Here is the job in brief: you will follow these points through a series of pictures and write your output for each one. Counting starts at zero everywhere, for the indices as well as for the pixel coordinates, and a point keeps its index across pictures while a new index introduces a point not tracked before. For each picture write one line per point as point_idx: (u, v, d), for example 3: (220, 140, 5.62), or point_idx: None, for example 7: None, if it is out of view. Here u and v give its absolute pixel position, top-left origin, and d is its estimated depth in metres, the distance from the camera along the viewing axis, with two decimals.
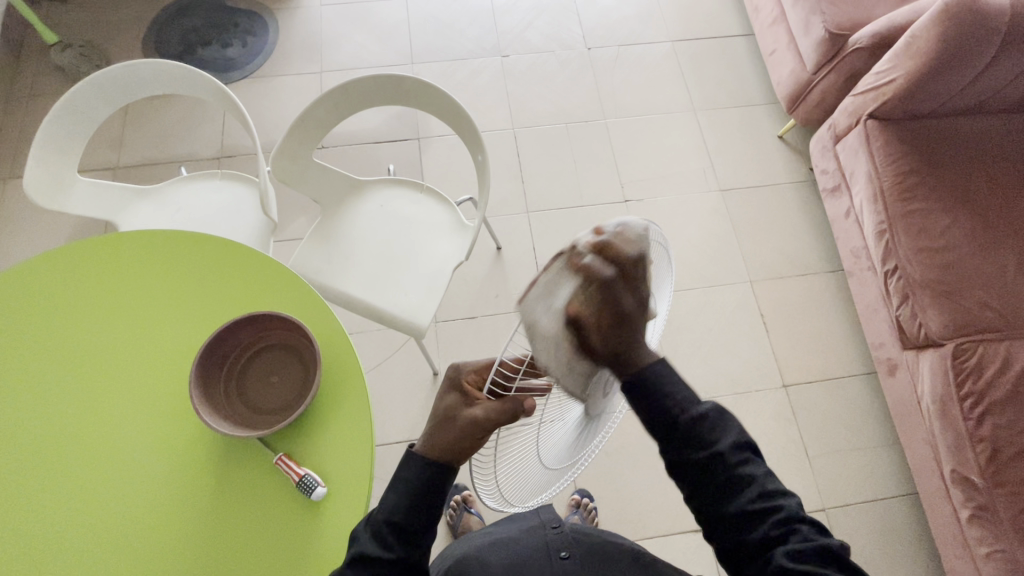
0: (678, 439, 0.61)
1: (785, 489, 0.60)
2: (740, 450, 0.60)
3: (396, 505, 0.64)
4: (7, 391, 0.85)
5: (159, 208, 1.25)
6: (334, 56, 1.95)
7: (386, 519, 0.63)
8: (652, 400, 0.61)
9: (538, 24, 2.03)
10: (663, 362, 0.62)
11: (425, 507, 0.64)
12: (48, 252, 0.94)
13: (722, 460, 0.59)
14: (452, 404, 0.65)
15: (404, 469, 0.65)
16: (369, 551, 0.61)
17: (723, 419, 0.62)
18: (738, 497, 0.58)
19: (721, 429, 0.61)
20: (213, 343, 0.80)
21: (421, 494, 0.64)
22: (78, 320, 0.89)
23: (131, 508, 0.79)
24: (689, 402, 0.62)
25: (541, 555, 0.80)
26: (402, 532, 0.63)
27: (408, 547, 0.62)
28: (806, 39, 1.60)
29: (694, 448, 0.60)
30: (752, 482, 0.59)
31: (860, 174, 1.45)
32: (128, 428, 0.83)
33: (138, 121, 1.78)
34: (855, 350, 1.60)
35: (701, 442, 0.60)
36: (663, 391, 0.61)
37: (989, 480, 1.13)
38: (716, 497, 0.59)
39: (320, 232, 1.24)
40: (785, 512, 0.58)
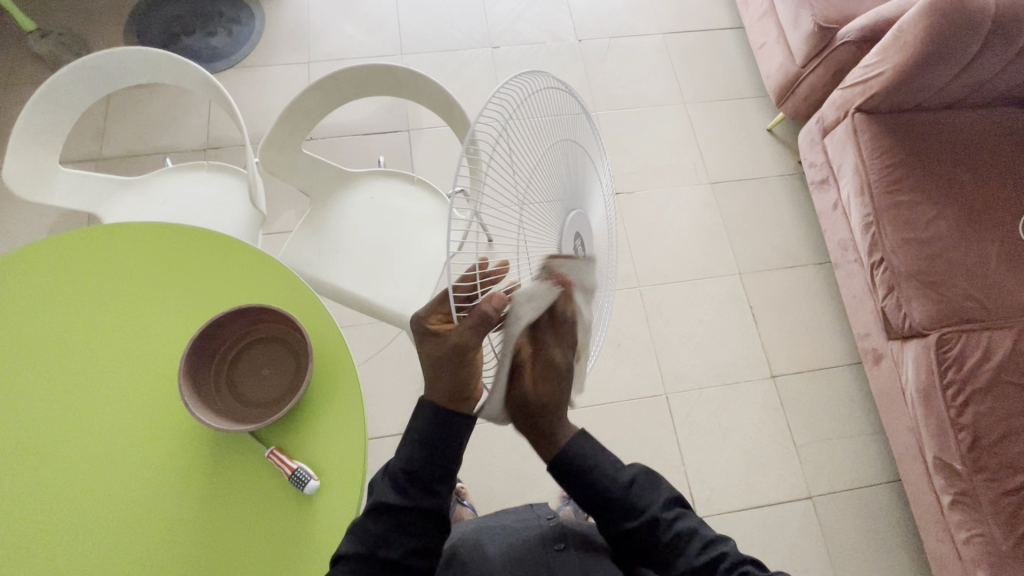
0: (623, 511, 0.77)
1: (718, 536, 0.76)
2: (671, 507, 0.78)
3: (411, 457, 0.71)
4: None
5: (144, 201, 1.23)
6: (322, 46, 1.92)
7: (403, 469, 0.71)
8: (587, 484, 0.79)
9: (528, 15, 2.02)
10: (582, 436, 0.81)
11: (437, 456, 0.71)
12: (30, 246, 0.92)
13: (659, 521, 0.75)
14: (431, 348, 0.66)
15: (415, 421, 0.72)
16: (387, 498, 0.70)
17: (650, 483, 0.80)
18: (686, 551, 0.74)
19: (651, 491, 0.79)
20: (203, 333, 0.80)
21: (434, 444, 0.71)
22: (62, 313, 0.87)
23: (121, 503, 0.79)
24: (618, 471, 0.80)
25: (535, 548, 0.80)
26: (418, 480, 0.71)
27: (423, 495, 0.71)
28: (795, 33, 1.61)
29: (627, 515, 0.77)
30: (689, 534, 0.75)
31: (847, 166, 1.46)
32: (118, 422, 0.82)
33: (120, 111, 1.74)
34: (841, 341, 1.62)
35: (632, 513, 0.77)
36: (593, 466, 0.80)
37: (969, 467, 1.16)
38: (670, 557, 0.74)
39: (309, 224, 1.23)
40: (724, 556, 0.73)
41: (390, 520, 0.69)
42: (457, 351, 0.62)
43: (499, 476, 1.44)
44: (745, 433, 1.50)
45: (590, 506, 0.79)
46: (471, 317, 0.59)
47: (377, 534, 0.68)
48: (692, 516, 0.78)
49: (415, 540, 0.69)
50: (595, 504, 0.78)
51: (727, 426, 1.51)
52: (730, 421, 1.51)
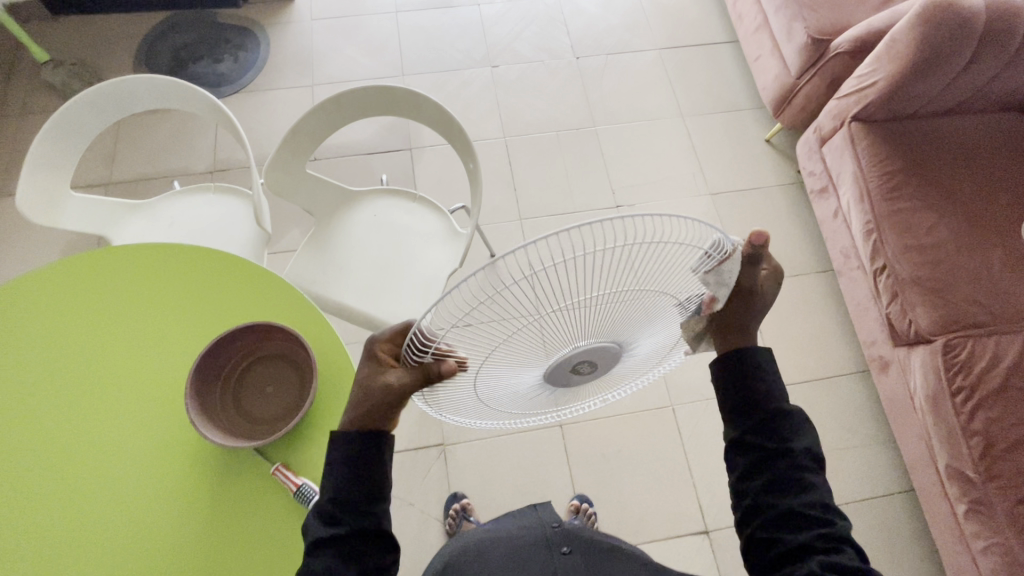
0: (762, 428, 0.68)
1: (840, 513, 0.65)
2: (810, 458, 0.66)
3: (337, 483, 0.67)
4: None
5: (152, 223, 1.25)
6: (326, 69, 1.97)
7: (330, 499, 0.66)
8: (750, 382, 0.70)
9: (526, 35, 2.06)
10: (767, 353, 0.71)
11: (359, 476, 0.67)
12: (33, 271, 0.93)
13: (790, 458, 0.66)
14: (370, 373, 0.69)
15: (331, 450, 0.68)
16: (326, 531, 0.65)
17: (805, 427, 0.68)
18: (795, 500, 0.64)
19: (802, 432, 0.68)
20: (214, 347, 0.81)
21: (357, 465, 0.67)
22: (67, 334, 0.89)
23: (129, 520, 0.79)
24: (781, 397, 0.70)
25: (541, 553, 0.82)
26: (346, 505, 0.66)
27: (358, 517, 0.66)
28: (789, 45, 1.64)
29: (772, 439, 0.67)
30: (813, 490, 0.65)
31: (846, 175, 1.47)
32: (128, 441, 0.82)
33: (130, 136, 1.79)
34: (847, 349, 1.61)
35: (778, 434, 0.67)
36: (760, 377, 0.70)
37: (983, 474, 1.14)
38: (778, 489, 0.65)
39: (313, 242, 1.25)
40: (835, 529, 0.63)
41: (337, 551, 0.64)
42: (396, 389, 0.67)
43: (505, 491, 1.43)
44: None
45: (728, 406, 0.71)
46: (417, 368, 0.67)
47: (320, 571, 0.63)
48: (826, 481, 0.67)
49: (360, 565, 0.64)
50: (737, 394, 0.70)
51: None
52: None
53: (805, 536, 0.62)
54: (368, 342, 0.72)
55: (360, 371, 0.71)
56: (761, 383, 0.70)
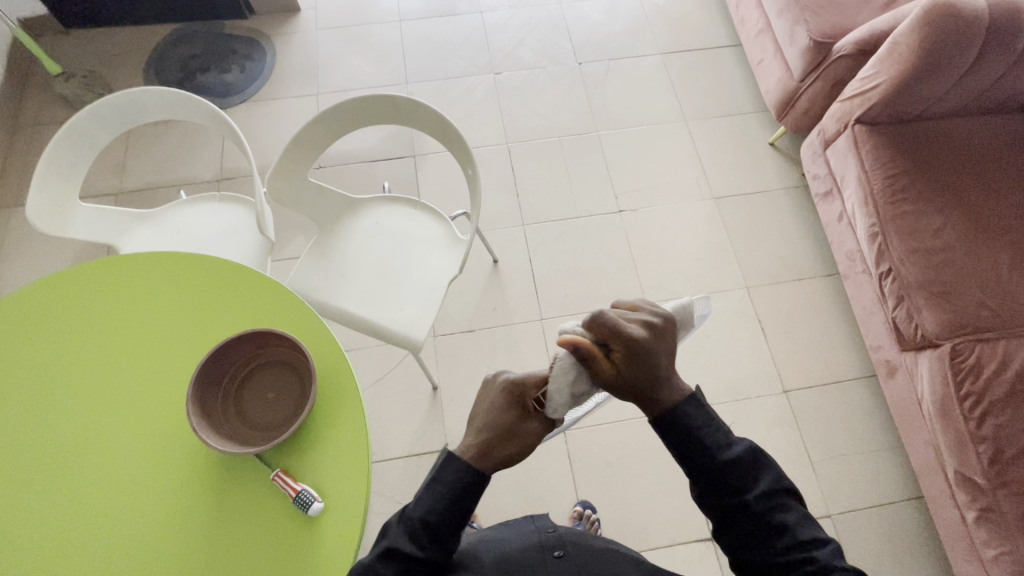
0: (713, 488, 0.66)
1: (820, 537, 0.62)
2: (771, 497, 0.64)
3: (432, 505, 0.67)
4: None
5: (159, 232, 1.27)
6: (331, 78, 1.99)
7: (421, 518, 0.67)
8: (686, 440, 0.67)
9: (529, 41, 2.08)
10: (690, 401, 0.68)
11: (459, 507, 0.67)
12: (40, 280, 0.95)
13: (754, 509, 0.63)
14: (513, 418, 0.69)
15: (444, 472, 0.68)
16: (402, 547, 0.65)
17: (757, 463, 0.66)
18: (771, 546, 0.63)
19: (754, 474, 0.65)
20: (215, 354, 0.82)
21: (461, 496, 0.67)
22: (72, 341, 0.90)
23: (132, 525, 0.80)
24: (722, 445, 0.67)
25: (534, 558, 0.81)
26: (434, 530, 0.66)
27: (436, 546, 0.66)
28: (791, 48, 1.63)
29: (730, 492, 0.65)
30: (784, 530, 0.63)
31: (850, 178, 1.46)
32: (131, 446, 0.84)
33: (140, 146, 1.82)
34: (854, 354, 1.59)
35: (732, 487, 0.65)
36: (694, 433, 0.67)
37: (992, 481, 1.13)
38: (748, 546, 0.64)
39: (315, 250, 1.26)
40: (818, 563, 0.60)
41: (399, 569, 0.65)
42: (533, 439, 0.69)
43: (508, 497, 1.42)
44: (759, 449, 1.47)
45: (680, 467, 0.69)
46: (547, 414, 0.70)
47: None
48: (797, 507, 0.64)
49: None
50: (684, 462, 0.67)
51: None
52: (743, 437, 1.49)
53: None
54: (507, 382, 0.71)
55: (491, 408, 0.70)
56: (696, 445, 0.67)
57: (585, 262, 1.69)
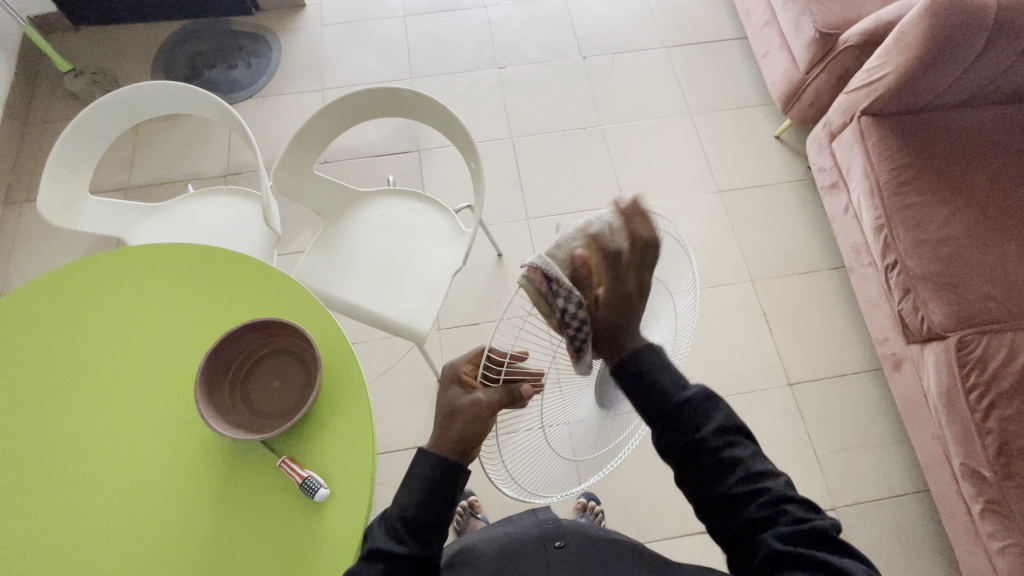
0: (670, 427, 0.62)
1: (771, 469, 0.60)
2: (726, 433, 0.61)
3: (409, 502, 0.67)
4: (9, 405, 0.88)
5: (167, 225, 1.28)
6: (336, 73, 2.01)
7: (399, 516, 0.67)
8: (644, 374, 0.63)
9: (533, 36, 2.08)
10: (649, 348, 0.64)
11: (437, 502, 0.67)
12: (46, 273, 0.96)
13: (709, 434, 0.61)
14: (454, 395, 0.68)
15: (416, 468, 0.69)
16: (383, 546, 0.65)
17: (711, 402, 0.63)
18: (725, 480, 0.59)
19: (708, 410, 0.62)
20: (221, 345, 0.83)
21: (434, 490, 0.68)
22: (84, 330, 0.92)
23: (141, 511, 0.81)
24: (677, 385, 0.63)
25: (535, 547, 0.81)
26: (413, 527, 0.66)
27: (419, 544, 0.66)
28: (797, 40, 1.62)
29: (684, 427, 0.61)
30: (737, 463, 0.59)
31: (857, 170, 1.45)
32: (140, 434, 0.85)
33: (148, 142, 1.84)
34: (859, 347, 1.59)
35: (687, 426, 0.61)
36: (652, 369, 0.63)
37: (998, 473, 1.12)
38: (705, 484, 0.60)
39: (321, 242, 1.27)
40: (771, 493, 0.58)
41: (381, 567, 0.64)
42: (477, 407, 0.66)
43: None
44: (763, 441, 1.47)
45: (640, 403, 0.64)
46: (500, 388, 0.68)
47: None
48: (749, 444, 0.62)
49: None
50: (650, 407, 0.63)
51: None
52: (747, 430, 1.49)
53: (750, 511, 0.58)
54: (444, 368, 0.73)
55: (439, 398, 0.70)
56: (654, 384, 0.63)
57: None
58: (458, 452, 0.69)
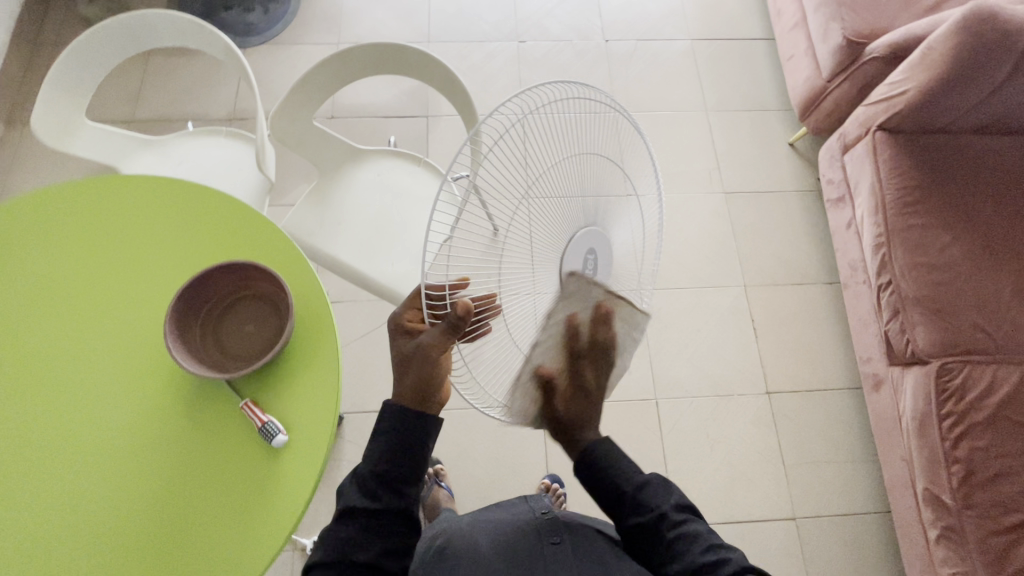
0: (630, 509, 0.78)
1: (726, 544, 0.73)
2: (681, 511, 0.77)
3: (377, 458, 0.72)
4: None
5: (162, 159, 1.27)
6: (353, 29, 1.97)
7: (371, 472, 0.72)
8: (605, 479, 0.79)
9: (558, 13, 2.03)
10: (607, 441, 0.81)
11: (406, 459, 0.72)
12: (23, 196, 0.96)
13: (663, 518, 0.75)
14: (403, 344, 0.71)
15: (381, 422, 0.73)
16: (357, 504, 0.70)
17: (665, 486, 0.79)
18: (688, 554, 0.72)
19: (664, 492, 0.78)
20: (195, 286, 0.83)
21: (401, 443, 0.72)
22: (65, 252, 0.92)
23: (103, 435, 0.83)
24: (634, 473, 0.80)
25: (530, 540, 0.84)
26: (387, 484, 0.71)
27: (393, 497, 0.71)
28: (823, 46, 1.58)
29: (639, 514, 0.77)
30: (695, 537, 0.73)
31: (864, 185, 1.43)
32: (110, 361, 0.86)
33: (156, 77, 1.82)
34: (843, 364, 1.58)
35: (647, 508, 0.77)
36: (614, 467, 0.80)
37: (959, 502, 1.12)
38: (668, 558, 0.74)
39: (314, 195, 1.26)
40: (730, 563, 0.70)
41: (359, 525, 0.70)
42: (425, 351, 0.68)
43: (480, 463, 1.45)
44: (733, 446, 1.48)
45: (603, 502, 0.80)
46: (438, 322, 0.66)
47: (345, 538, 0.69)
48: (703, 521, 0.77)
49: (384, 543, 0.69)
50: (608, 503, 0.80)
51: (714, 437, 1.49)
52: (719, 432, 1.49)
53: None
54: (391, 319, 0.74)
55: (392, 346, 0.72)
56: (615, 477, 0.79)
57: None
58: (423, 395, 0.73)
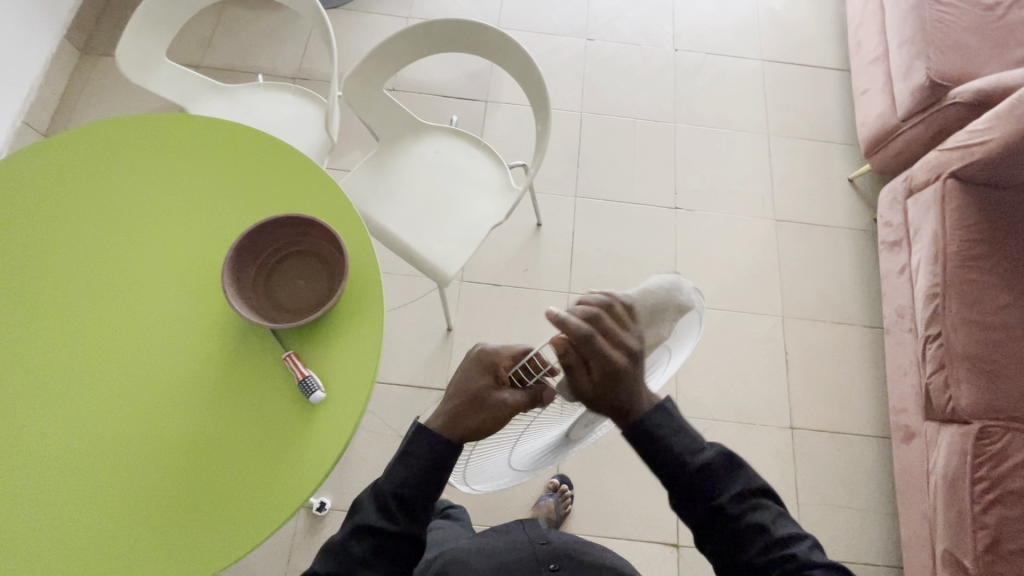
0: (688, 494, 0.66)
1: (796, 534, 0.63)
2: (746, 497, 0.65)
3: (404, 479, 0.70)
4: (33, 250, 0.90)
5: (230, 107, 1.29)
6: (425, 5, 1.97)
7: (393, 491, 0.69)
8: (655, 450, 0.68)
9: (630, 15, 2.00)
10: (660, 411, 0.70)
11: (430, 483, 0.70)
12: (99, 123, 0.99)
13: (729, 509, 0.64)
14: (487, 386, 0.74)
15: (414, 444, 0.72)
16: (373, 522, 0.67)
17: (729, 467, 0.67)
18: (750, 548, 0.63)
19: (726, 476, 0.66)
20: (253, 233, 0.84)
21: (429, 470, 0.71)
22: (133, 182, 0.95)
23: (147, 363, 0.85)
24: (693, 451, 0.68)
25: (529, 567, 0.83)
26: (406, 504, 0.69)
27: (409, 521, 0.69)
28: (903, 83, 1.53)
29: (700, 498, 0.65)
30: (761, 530, 0.63)
31: (925, 232, 1.38)
32: (163, 293, 0.88)
33: (229, 27, 1.85)
34: (873, 411, 1.54)
35: (705, 493, 0.65)
36: (665, 441, 0.68)
37: (980, 569, 1.09)
38: (725, 548, 0.64)
39: (371, 162, 1.27)
40: (798, 560, 0.61)
41: (372, 544, 0.67)
42: (502, 408, 0.72)
43: None
44: None
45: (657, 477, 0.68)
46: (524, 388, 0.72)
47: (355, 556, 0.66)
48: (771, 506, 0.65)
49: (390, 568, 0.67)
50: (661, 472, 0.68)
51: None
52: None
53: None
54: (484, 354, 0.77)
55: (470, 378, 0.76)
56: (669, 450, 0.68)
57: (626, 247, 1.67)
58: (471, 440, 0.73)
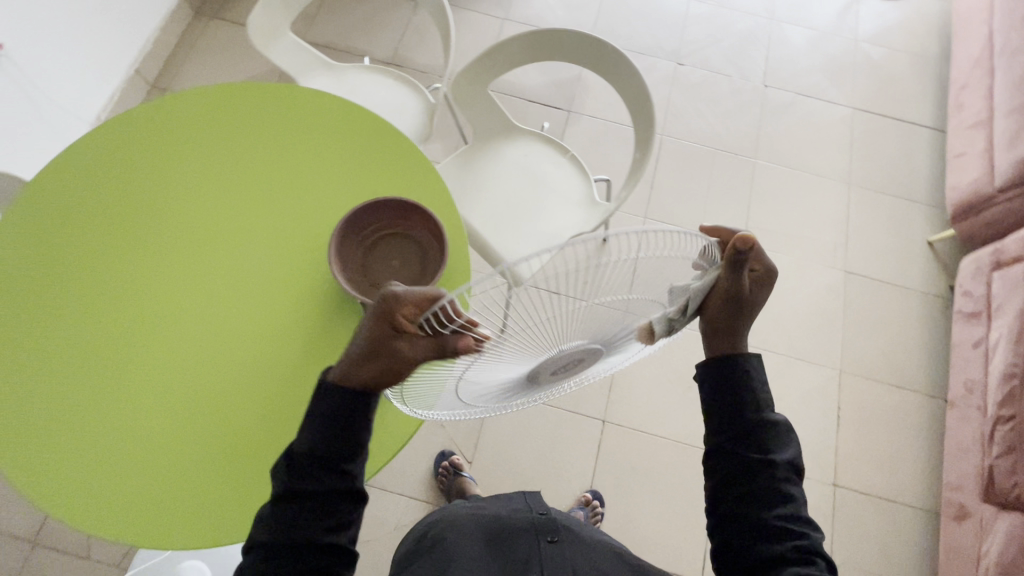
0: (743, 436, 0.63)
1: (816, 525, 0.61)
2: (791, 469, 0.62)
3: (314, 437, 0.57)
4: (149, 202, 0.95)
5: (336, 84, 1.34)
6: (521, 9, 2.01)
7: (306, 451, 0.56)
8: (732, 380, 0.65)
9: (723, 45, 1.99)
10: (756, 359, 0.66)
11: (347, 432, 0.57)
12: (222, 84, 1.03)
13: (771, 467, 0.61)
14: (384, 337, 0.54)
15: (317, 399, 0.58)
16: (291, 487, 0.55)
17: (788, 437, 0.64)
18: (771, 508, 0.60)
19: (782, 441, 0.63)
20: (358, 213, 0.87)
21: (336, 419, 0.57)
22: (246, 144, 0.99)
23: (243, 320, 0.90)
24: (768, 405, 0.64)
25: (526, 536, 0.85)
26: (322, 461, 0.56)
27: (336, 475, 0.56)
28: (1006, 153, 1.48)
29: (749, 444, 0.62)
30: (790, 500, 0.60)
31: (1011, 309, 1.33)
32: (264, 256, 0.92)
33: (334, 7, 1.92)
34: (922, 482, 1.49)
35: (756, 441, 0.62)
36: (748, 382, 0.65)
37: None
38: (744, 499, 0.61)
39: (462, 157, 1.30)
40: (809, 541, 0.58)
41: (297, 510, 0.55)
42: (403, 364, 0.54)
43: (528, 455, 1.46)
44: None
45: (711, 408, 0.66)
46: (430, 340, 0.52)
47: (285, 524, 0.55)
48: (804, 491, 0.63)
49: (328, 524, 0.56)
50: (718, 411, 0.65)
51: None
52: None
53: (777, 547, 0.58)
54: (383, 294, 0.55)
55: (366, 325, 0.56)
56: (738, 388, 0.65)
57: None
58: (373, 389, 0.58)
